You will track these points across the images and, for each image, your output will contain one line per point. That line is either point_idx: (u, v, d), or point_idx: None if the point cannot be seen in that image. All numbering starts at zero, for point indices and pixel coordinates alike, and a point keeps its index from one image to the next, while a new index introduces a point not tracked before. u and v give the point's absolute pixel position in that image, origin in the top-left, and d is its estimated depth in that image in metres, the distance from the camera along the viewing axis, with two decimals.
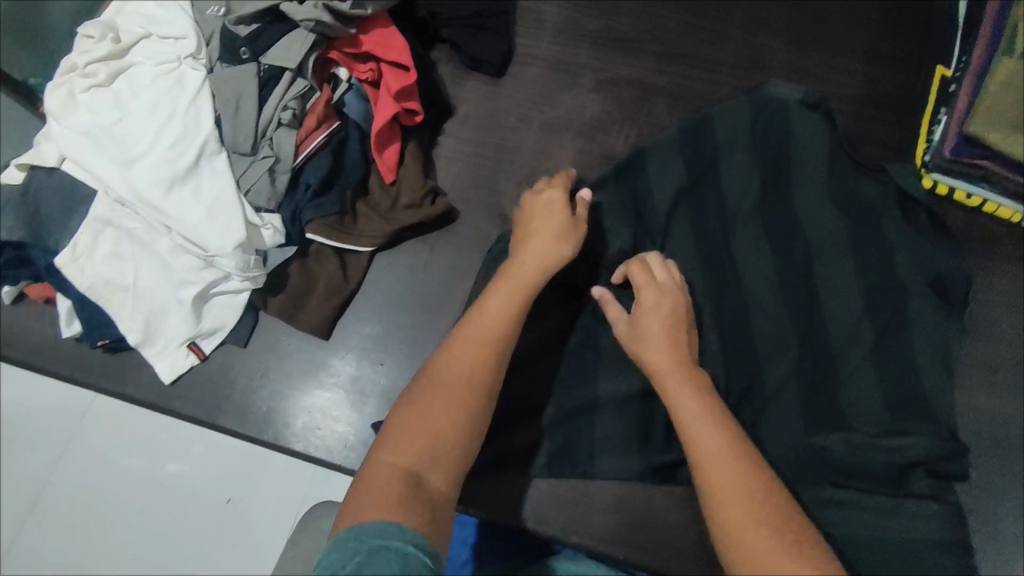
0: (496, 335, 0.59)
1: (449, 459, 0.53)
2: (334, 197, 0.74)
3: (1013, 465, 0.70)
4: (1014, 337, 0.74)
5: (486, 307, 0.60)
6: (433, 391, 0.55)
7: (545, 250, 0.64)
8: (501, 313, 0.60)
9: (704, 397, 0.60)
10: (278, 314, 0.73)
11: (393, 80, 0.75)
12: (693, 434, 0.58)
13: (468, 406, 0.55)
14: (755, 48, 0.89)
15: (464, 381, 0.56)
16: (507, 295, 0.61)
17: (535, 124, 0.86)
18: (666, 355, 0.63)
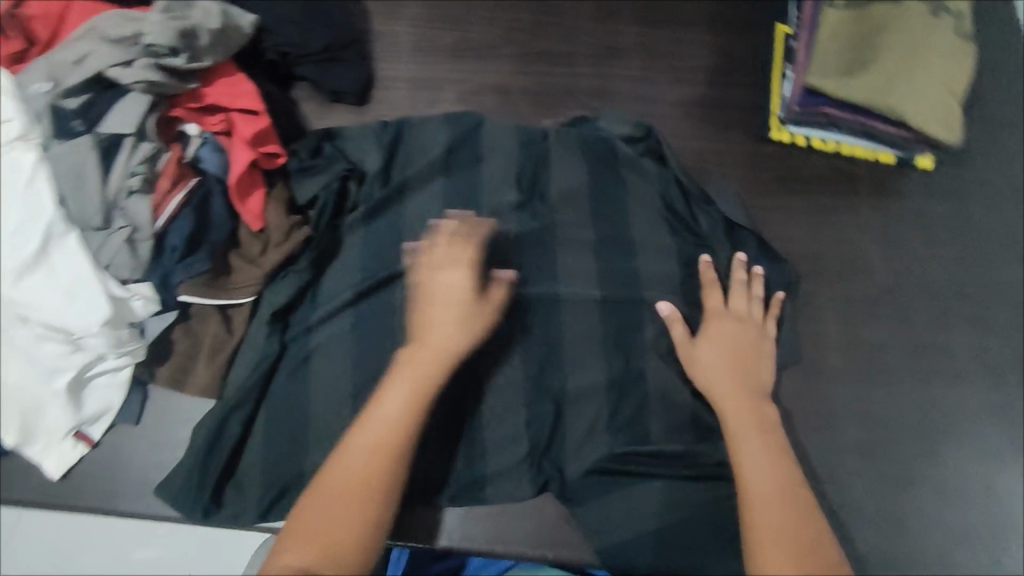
0: (405, 424, 0.60)
1: (349, 554, 0.54)
2: (204, 255, 0.72)
3: (907, 390, 0.71)
4: (888, 267, 0.77)
5: (383, 403, 0.60)
6: (313, 505, 0.56)
7: (450, 336, 0.64)
8: (407, 405, 0.60)
9: (767, 442, 0.61)
10: (168, 383, 0.72)
11: (246, 127, 0.74)
12: (743, 452, 0.60)
13: (366, 504, 0.56)
14: (607, 34, 0.92)
15: (359, 493, 0.56)
16: (403, 386, 0.61)
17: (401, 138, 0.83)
18: (731, 384, 0.66)
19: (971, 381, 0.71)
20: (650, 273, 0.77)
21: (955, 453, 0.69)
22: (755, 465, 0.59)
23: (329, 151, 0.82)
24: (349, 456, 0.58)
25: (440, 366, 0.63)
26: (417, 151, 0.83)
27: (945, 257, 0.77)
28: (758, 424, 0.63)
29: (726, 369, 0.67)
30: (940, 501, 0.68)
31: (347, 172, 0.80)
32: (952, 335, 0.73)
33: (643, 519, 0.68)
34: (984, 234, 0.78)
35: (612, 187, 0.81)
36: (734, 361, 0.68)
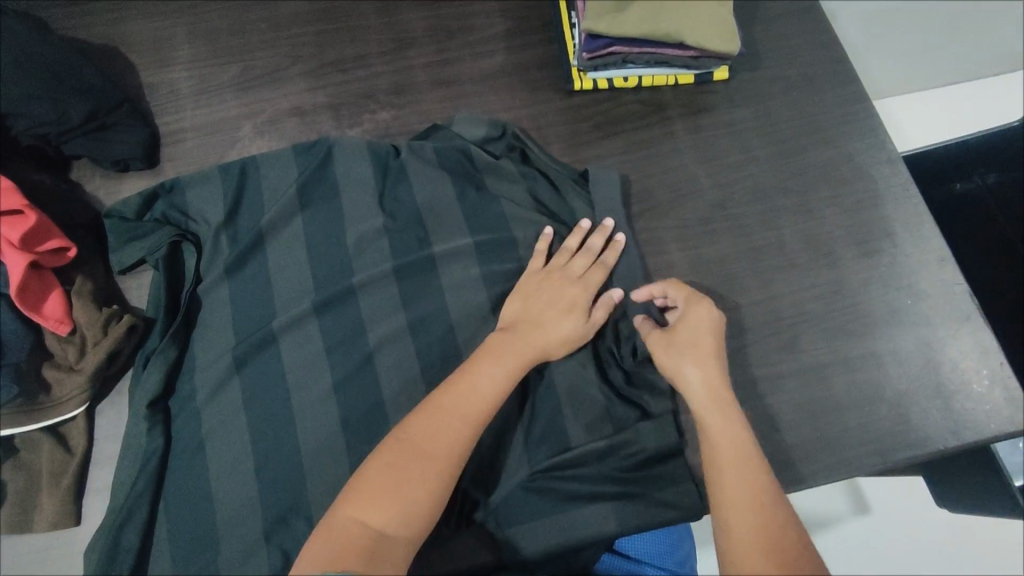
0: (489, 400, 0.60)
1: (419, 512, 0.54)
2: (7, 383, 0.63)
3: (759, 292, 0.74)
4: (713, 182, 0.79)
5: (479, 377, 0.61)
6: (440, 431, 0.57)
7: (552, 327, 0.66)
8: (492, 389, 0.60)
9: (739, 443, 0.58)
10: (9, 531, 0.64)
11: (9, 231, 0.65)
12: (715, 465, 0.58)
13: (449, 469, 0.56)
14: (394, 26, 0.88)
15: (462, 436, 0.58)
16: (499, 368, 0.61)
17: (201, 189, 0.75)
18: (698, 384, 0.62)
19: (811, 266, 0.75)
20: (496, 251, 0.74)
21: (817, 337, 0.71)
22: (727, 475, 0.57)
23: (155, 214, 0.75)
24: (467, 399, 0.59)
25: (528, 353, 0.64)
26: (265, 193, 0.75)
27: (760, 157, 0.80)
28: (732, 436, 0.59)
29: (700, 363, 0.63)
30: (815, 385, 0.70)
31: (176, 233, 0.73)
32: (783, 229, 0.76)
33: (557, 537, 0.64)
34: (789, 126, 0.82)
35: (442, 180, 0.76)
36: (707, 367, 0.63)
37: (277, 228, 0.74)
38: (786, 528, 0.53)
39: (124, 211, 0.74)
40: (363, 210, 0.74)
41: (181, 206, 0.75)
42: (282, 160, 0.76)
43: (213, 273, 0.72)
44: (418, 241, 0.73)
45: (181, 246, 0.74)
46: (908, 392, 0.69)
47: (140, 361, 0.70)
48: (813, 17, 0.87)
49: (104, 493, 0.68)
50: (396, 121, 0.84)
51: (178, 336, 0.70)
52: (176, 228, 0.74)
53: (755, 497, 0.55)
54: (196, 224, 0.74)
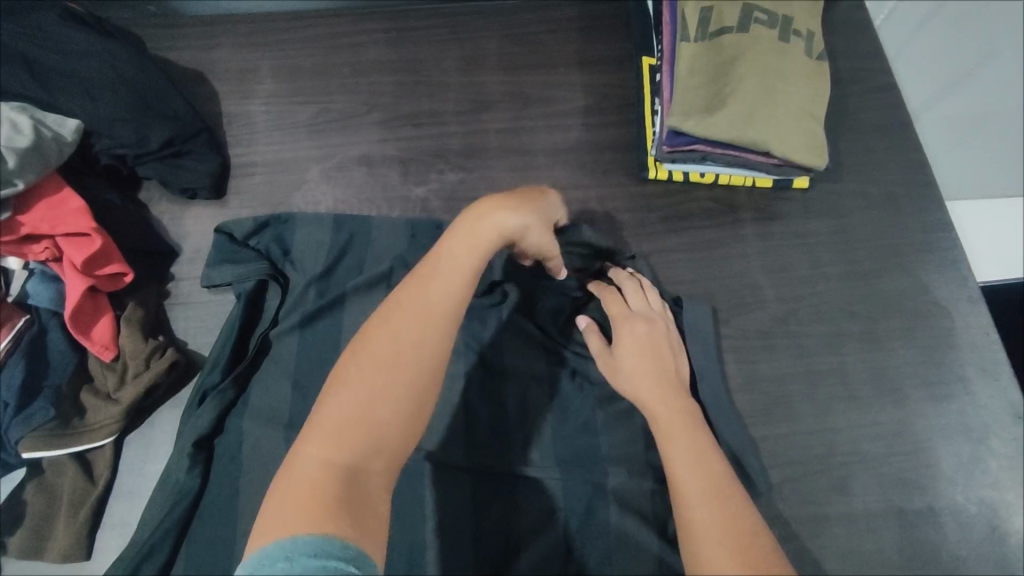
0: (452, 289, 0.54)
1: (396, 431, 0.49)
2: (45, 401, 0.64)
3: (818, 422, 0.70)
4: (781, 295, 0.76)
5: (439, 270, 0.55)
6: (407, 332, 0.52)
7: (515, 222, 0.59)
8: (455, 275, 0.55)
9: (704, 466, 0.57)
10: (21, 555, 0.63)
11: (75, 253, 0.67)
12: (684, 494, 0.55)
13: (421, 380, 0.51)
14: (474, 87, 0.88)
15: (419, 355, 0.51)
16: (463, 258, 0.56)
17: (290, 237, 0.75)
18: (657, 403, 0.62)
19: (874, 402, 0.70)
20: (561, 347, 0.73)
21: (874, 481, 0.67)
22: (697, 506, 0.54)
23: (260, 242, 0.74)
24: (415, 304, 0.53)
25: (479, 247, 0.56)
26: (361, 255, 0.75)
27: (832, 275, 0.77)
28: (709, 474, 0.56)
29: (643, 375, 0.64)
30: (867, 534, 0.65)
31: (270, 272, 0.72)
32: (848, 357, 0.73)
33: None
34: (866, 247, 0.78)
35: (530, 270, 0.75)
36: (656, 381, 0.64)
37: (363, 291, 0.73)
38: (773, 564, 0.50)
39: (232, 229, 0.74)
40: None
41: (285, 245, 0.75)
42: (376, 223, 0.77)
43: (293, 319, 0.71)
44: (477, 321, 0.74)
45: (268, 285, 0.73)
46: (966, 558, 0.64)
47: (193, 394, 0.69)
48: (903, 134, 0.84)
49: (119, 528, 0.66)
50: (463, 184, 0.83)
51: (239, 378, 0.69)
52: (272, 266, 0.73)
53: (730, 528, 0.52)
54: (291, 269, 0.74)
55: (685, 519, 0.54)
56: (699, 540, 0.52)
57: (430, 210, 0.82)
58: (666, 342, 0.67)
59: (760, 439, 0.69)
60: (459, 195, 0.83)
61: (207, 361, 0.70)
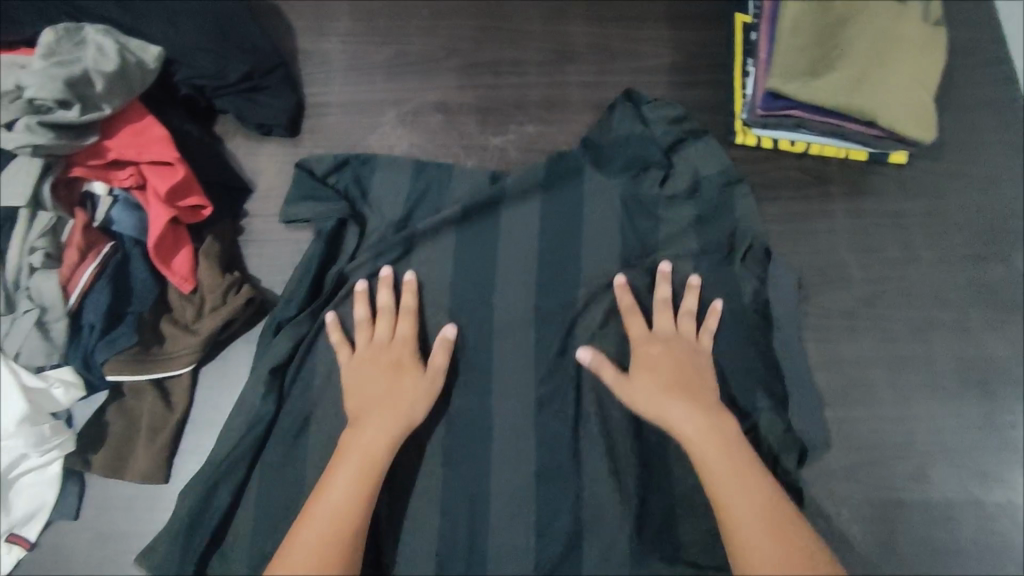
0: (373, 459, 0.60)
1: None
2: (129, 327, 0.65)
3: (895, 408, 0.68)
4: (868, 276, 0.73)
5: (359, 442, 0.60)
6: (331, 505, 0.57)
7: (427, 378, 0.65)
8: (376, 446, 0.60)
9: (728, 448, 0.59)
10: (104, 473, 0.65)
11: (159, 182, 0.67)
12: (715, 480, 0.57)
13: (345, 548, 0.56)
14: (557, 37, 0.84)
15: (350, 518, 0.57)
16: (379, 427, 0.61)
17: (369, 182, 0.75)
18: (685, 386, 0.63)
19: (959, 392, 0.68)
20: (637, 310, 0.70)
21: (952, 475, 0.65)
22: (729, 491, 0.56)
23: (340, 182, 0.74)
24: (338, 479, 0.58)
25: (393, 426, 0.62)
26: (436, 204, 0.74)
27: (925, 259, 0.73)
28: (741, 471, 0.57)
29: (667, 358, 0.65)
30: (937, 522, 0.64)
31: (349, 213, 0.72)
32: (934, 345, 0.70)
33: None
34: (964, 232, 0.74)
35: (607, 231, 0.73)
36: (682, 365, 0.65)
37: (427, 238, 0.72)
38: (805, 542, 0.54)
39: (313, 165, 0.74)
40: (517, 241, 0.73)
41: (364, 187, 0.75)
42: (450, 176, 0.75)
43: (366, 254, 0.71)
44: (551, 281, 0.72)
45: (346, 226, 0.72)
46: None
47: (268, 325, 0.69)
48: (1015, 113, 0.78)
49: (196, 456, 0.68)
50: (540, 138, 0.81)
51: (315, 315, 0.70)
52: (351, 208, 0.73)
53: (761, 511, 0.55)
54: (371, 212, 0.74)
55: (712, 490, 0.57)
56: (726, 506, 0.56)
57: (506, 163, 0.80)
58: (687, 360, 0.65)
59: (835, 420, 0.68)
60: (535, 150, 0.80)
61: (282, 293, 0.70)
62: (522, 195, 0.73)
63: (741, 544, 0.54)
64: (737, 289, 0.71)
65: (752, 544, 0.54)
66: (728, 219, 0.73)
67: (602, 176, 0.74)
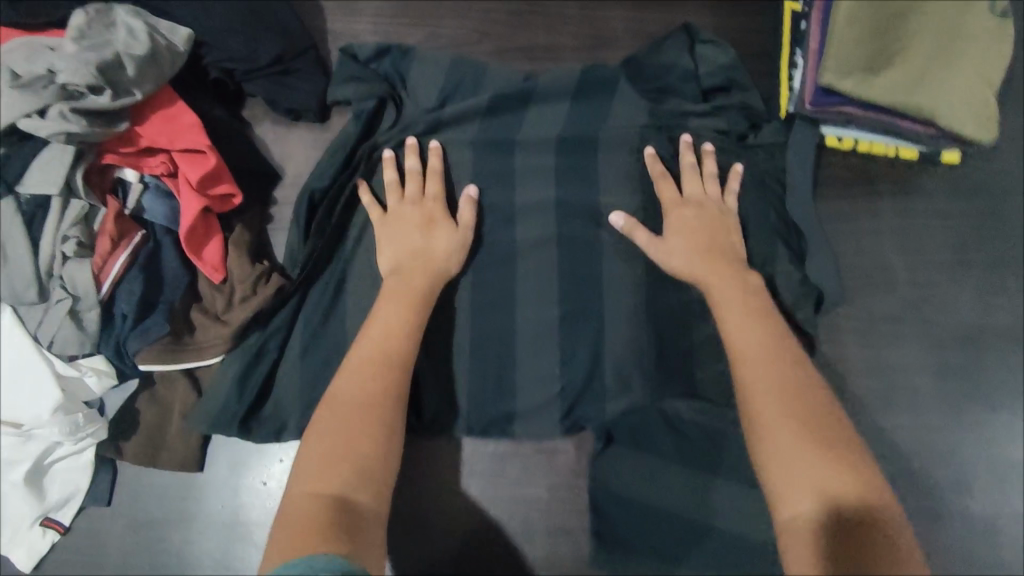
0: (398, 335, 0.61)
1: (370, 457, 0.54)
2: (160, 317, 0.64)
3: (935, 414, 0.66)
4: (913, 278, 0.71)
5: (381, 320, 0.62)
6: (360, 376, 0.58)
7: (446, 249, 0.67)
8: (395, 328, 0.61)
9: (749, 318, 0.59)
10: (137, 461, 0.65)
11: (191, 170, 0.65)
12: (743, 357, 0.57)
13: (382, 405, 0.57)
14: (595, 21, 0.81)
15: (382, 364, 0.59)
16: (400, 305, 0.62)
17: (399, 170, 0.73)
18: (708, 268, 0.64)
19: (1002, 401, 0.67)
20: (671, 308, 0.69)
21: (992, 483, 0.65)
22: (753, 362, 0.56)
23: (381, 68, 0.76)
24: (365, 351, 0.60)
25: (415, 297, 0.63)
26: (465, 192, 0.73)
27: (974, 263, 0.71)
28: (766, 346, 0.57)
29: (692, 236, 0.66)
30: (971, 530, 0.64)
31: (388, 91, 0.75)
32: (980, 352, 0.68)
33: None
34: (1016, 234, 0.72)
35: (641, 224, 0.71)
36: (709, 243, 0.65)
37: (456, 124, 0.75)
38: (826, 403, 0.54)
39: (356, 52, 0.76)
40: (550, 236, 0.72)
41: (403, 75, 0.77)
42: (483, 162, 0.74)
43: (399, 128, 0.75)
44: (586, 276, 0.71)
45: (384, 104, 0.75)
46: None
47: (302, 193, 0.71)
48: None
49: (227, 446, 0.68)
50: None
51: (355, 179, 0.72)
52: (390, 88, 0.76)
53: (785, 379, 0.55)
54: (406, 98, 0.76)
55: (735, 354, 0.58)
56: (750, 380, 0.55)
57: None
58: (718, 223, 0.67)
59: (873, 427, 0.66)
60: None
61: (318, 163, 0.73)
62: (552, 98, 0.75)
63: (755, 392, 0.54)
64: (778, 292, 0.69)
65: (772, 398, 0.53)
66: (771, 222, 0.71)
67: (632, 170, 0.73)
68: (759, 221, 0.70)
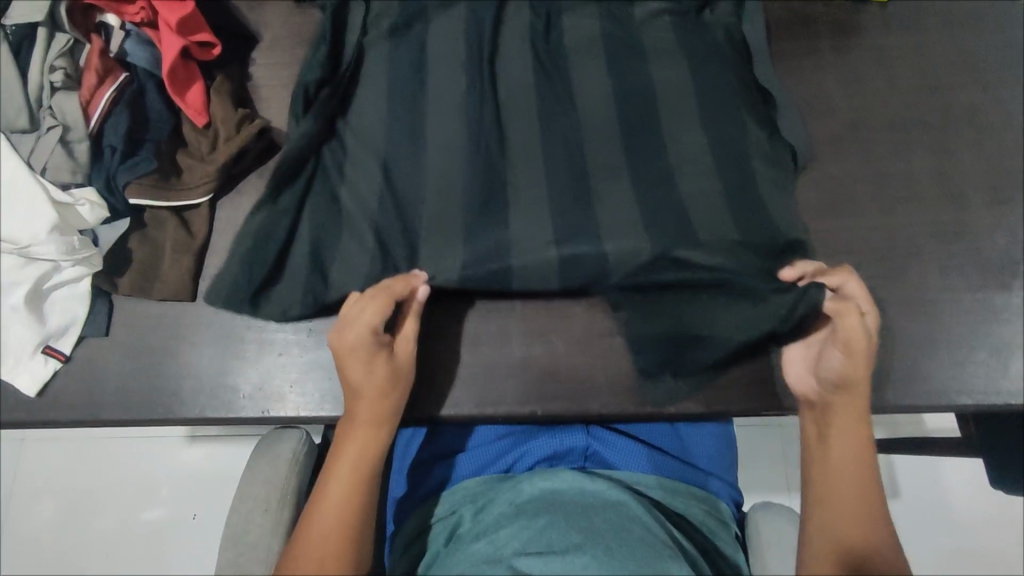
0: (354, 497, 0.61)
1: None
2: (148, 154, 0.68)
3: (874, 219, 0.72)
4: (853, 104, 0.77)
5: (332, 490, 0.61)
6: (327, 556, 0.58)
7: (383, 397, 0.63)
8: (348, 502, 0.61)
9: (859, 454, 0.63)
10: (131, 292, 0.69)
11: (170, 12, 0.68)
12: (829, 487, 0.63)
13: (349, 564, 0.59)
14: None
15: (347, 533, 0.60)
16: (350, 468, 0.62)
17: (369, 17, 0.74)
18: (851, 403, 0.63)
19: (936, 203, 0.72)
20: (638, 131, 0.71)
21: (931, 276, 0.70)
22: (838, 494, 0.62)
23: None
24: (326, 530, 0.59)
25: (368, 458, 0.62)
26: (435, 36, 0.73)
27: (907, 88, 0.77)
28: (861, 492, 0.62)
29: (844, 383, 0.63)
30: (919, 318, 0.69)
31: None
32: (914, 161, 0.74)
33: (629, 399, 0.67)
34: (945, 62, 0.78)
35: None
36: (855, 386, 0.63)
37: None
38: (874, 532, 0.60)
39: None
40: (520, 66, 0.73)
41: None
42: (453, 7, 0.74)
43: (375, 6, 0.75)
44: (556, 107, 0.72)
45: None
46: (1012, 341, 0.68)
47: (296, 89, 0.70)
48: None
49: (218, 278, 0.71)
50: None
51: (341, 87, 0.72)
52: None
53: (860, 501, 0.62)
54: None
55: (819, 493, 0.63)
56: (832, 496, 0.62)
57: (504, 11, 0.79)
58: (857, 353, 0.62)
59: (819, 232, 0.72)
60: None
61: (306, 57, 0.72)
62: None
63: (826, 545, 0.60)
64: (734, 112, 0.72)
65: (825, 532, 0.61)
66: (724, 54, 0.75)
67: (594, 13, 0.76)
68: (712, 56, 0.75)
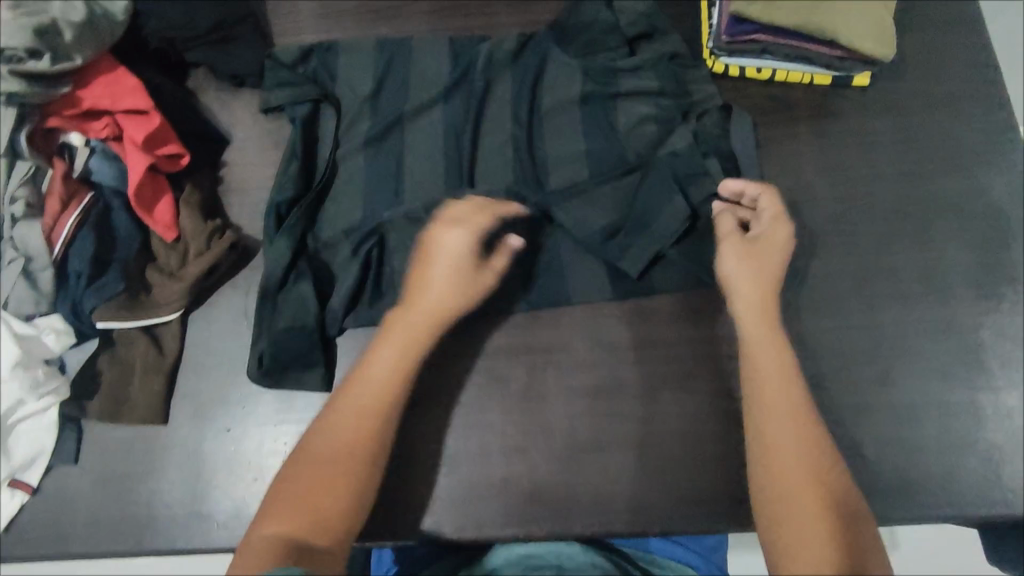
0: (385, 385, 0.62)
1: (335, 519, 0.56)
2: (115, 274, 0.66)
3: (858, 316, 0.71)
4: (835, 195, 0.75)
5: (369, 370, 0.62)
6: (334, 435, 0.59)
7: (441, 300, 0.66)
8: (383, 386, 0.62)
9: (783, 367, 0.63)
10: (101, 418, 0.67)
11: (136, 129, 0.67)
12: (765, 401, 0.61)
13: (361, 468, 0.59)
14: None
15: (369, 417, 0.61)
16: (393, 354, 0.63)
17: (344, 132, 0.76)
18: (759, 316, 0.65)
19: (921, 299, 0.71)
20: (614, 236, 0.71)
21: (916, 378, 0.69)
22: (777, 404, 0.61)
23: (307, 70, 0.78)
24: (348, 410, 0.61)
25: (409, 350, 0.64)
26: (413, 146, 0.75)
27: (889, 177, 0.76)
28: (795, 419, 0.60)
29: (751, 279, 0.66)
30: (902, 423, 0.68)
31: (321, 93, 0.76)
32: (898, 254, 0.73)
33: (614, 518, 0.66)
34: (926, 148, 0.77)
35: (577, 158, 0.75)
36: (757, 273, 0.67)
37: (398, 82, 0.78)
38: (835, 468, 0.59)
39: (280, 56, 0.78)
40: (499, 171, 0.74)
41: (331, 71, 0.78)
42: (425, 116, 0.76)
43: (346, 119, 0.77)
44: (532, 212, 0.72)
45: (321, 107, 0.77)
46: (999, 446, 0.67)
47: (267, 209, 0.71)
48: (977, 31, 0.80)
49: (189, 399, 0.69)
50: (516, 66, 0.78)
51: (311, 206, 0.73)
52: (323, 90, 0.77)
53: (803, 432, 0.60)
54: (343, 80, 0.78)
55: (765, 453, 0.59)
56: (769, 417, 0.61)
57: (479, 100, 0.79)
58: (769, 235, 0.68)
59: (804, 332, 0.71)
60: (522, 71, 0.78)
61: (275, 180, 0.73)
62: (489, 48, 0.78)
63: (773, 457, 0.59)
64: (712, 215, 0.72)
65: (775, 457, 0.59)
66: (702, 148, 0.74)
67: (569, 113, 0.76)
68: (695, 150, 0.74)
